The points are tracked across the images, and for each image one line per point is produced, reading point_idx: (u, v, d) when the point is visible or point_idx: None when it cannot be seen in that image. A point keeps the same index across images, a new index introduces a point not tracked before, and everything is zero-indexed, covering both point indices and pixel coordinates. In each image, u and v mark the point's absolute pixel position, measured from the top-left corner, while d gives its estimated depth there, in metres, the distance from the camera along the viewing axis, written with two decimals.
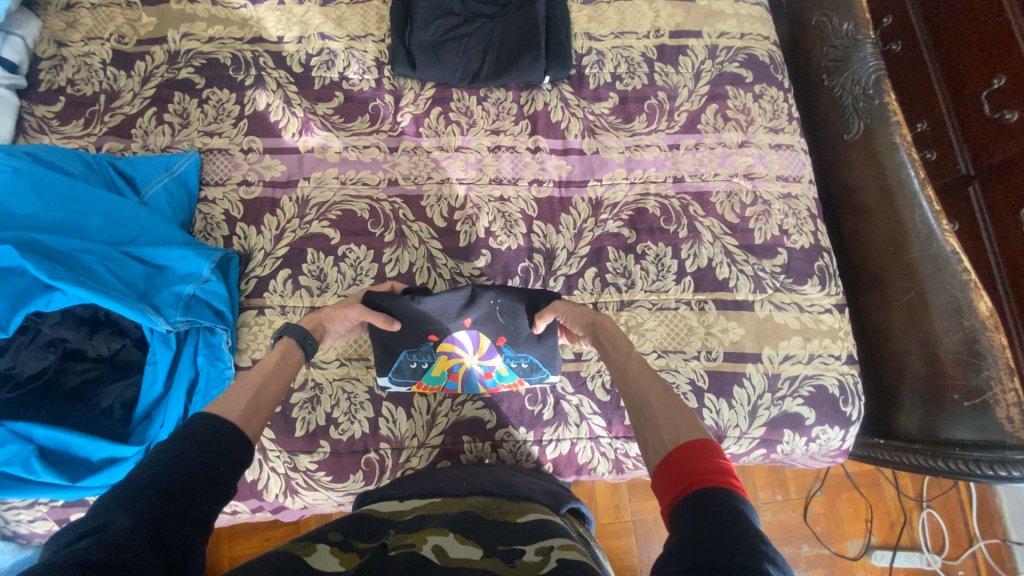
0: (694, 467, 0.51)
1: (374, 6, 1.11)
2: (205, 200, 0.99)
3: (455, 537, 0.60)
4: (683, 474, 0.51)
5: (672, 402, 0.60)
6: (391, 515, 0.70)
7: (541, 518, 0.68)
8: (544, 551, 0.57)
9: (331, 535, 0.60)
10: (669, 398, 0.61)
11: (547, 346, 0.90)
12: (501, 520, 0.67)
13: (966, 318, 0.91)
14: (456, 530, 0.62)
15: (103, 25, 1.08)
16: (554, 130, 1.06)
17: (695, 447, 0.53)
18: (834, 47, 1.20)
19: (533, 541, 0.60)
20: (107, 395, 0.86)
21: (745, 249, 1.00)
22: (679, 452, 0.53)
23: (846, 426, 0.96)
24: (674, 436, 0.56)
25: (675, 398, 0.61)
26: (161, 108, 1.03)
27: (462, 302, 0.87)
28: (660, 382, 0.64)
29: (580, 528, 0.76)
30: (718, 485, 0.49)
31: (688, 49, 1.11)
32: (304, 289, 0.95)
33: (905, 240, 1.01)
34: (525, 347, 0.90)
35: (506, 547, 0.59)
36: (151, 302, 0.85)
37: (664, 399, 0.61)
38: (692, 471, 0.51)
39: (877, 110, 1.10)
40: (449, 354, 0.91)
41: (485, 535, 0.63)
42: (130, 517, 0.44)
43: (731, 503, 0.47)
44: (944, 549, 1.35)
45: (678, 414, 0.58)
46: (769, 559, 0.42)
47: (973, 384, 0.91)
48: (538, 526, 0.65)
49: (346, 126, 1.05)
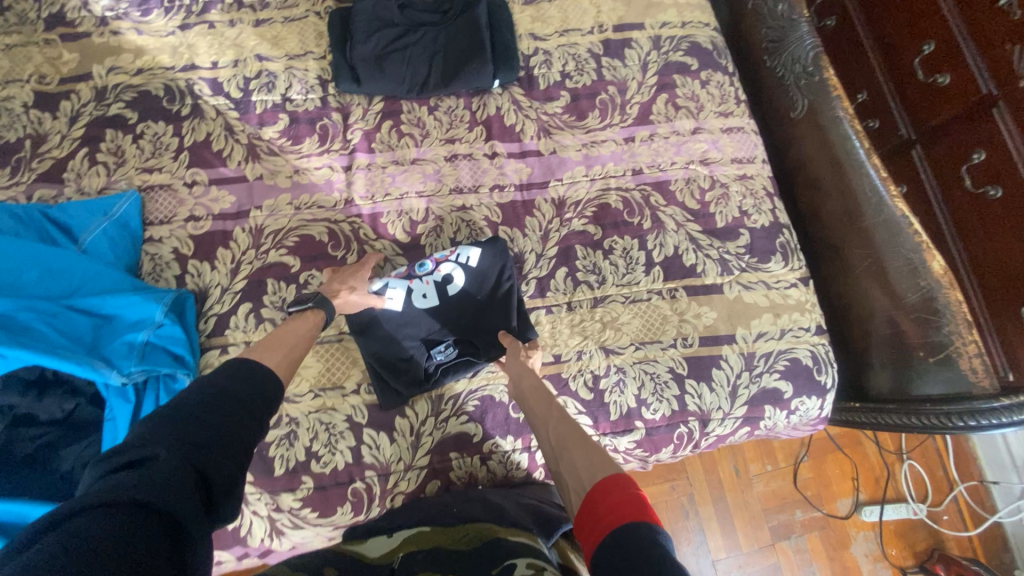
0: (603, 505, 0.58)
1: (311, 23, 1.08)
2: (151, 240, 0.94)
3: None
4: (599, 514, 0.57)
5: (586, 443, 0.70)
6: (382, 557, 0.63)
7: (531, 540, 0.65)
8: (536, 566, 0.56)
9: (325, 570, 0.55)
10: (584, 439, 0.71)
11: (492, 257, 0.94)
12: (490, 539, 0.64)
13: (921, 278, 0.95)
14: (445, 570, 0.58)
15: (20, 66, 1.01)
16: (509, 134, 1.05)
17: (602, 485, 0.60)
18: (771, 28, 1.22)
19: (524, 556, 0.59)
20: (64, 459, 0.80)
21: (708, 233, 1.02)
22: (594, 493, 0.60)
23: (823, 394, 0.98)
24: (589, 476, 0.63)
25: (588, 440, 0.70)
26: (93, 148, 0.97)
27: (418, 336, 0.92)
28: (575, 427, 0.74)
29: (570, 555, 0.74)
30: (626, 518, 0.55)
31: (632, 41, 1.12)
32: (268, 322, 0.91)
33: (858, 209, 1.04)
34: (475, 266, 0.94)
35: (500, 568, 0.56)
36: (101, 354, 0.80)
37: (574, 440, 0.71)
38: (601, 512, 0.57)
39: (818, 87, 1.13)
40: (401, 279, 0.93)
41: (477, 558, 0.60)
42: (171, 453, 0.51)
43: (640, 530, 0.52)
44: (928, 497, 1.40)
45: (589, 452, 0.67)
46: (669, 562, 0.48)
47: (936, 341, 0.94)
48: (527, 547, 0.62)
49: (295, 149, 1.01)
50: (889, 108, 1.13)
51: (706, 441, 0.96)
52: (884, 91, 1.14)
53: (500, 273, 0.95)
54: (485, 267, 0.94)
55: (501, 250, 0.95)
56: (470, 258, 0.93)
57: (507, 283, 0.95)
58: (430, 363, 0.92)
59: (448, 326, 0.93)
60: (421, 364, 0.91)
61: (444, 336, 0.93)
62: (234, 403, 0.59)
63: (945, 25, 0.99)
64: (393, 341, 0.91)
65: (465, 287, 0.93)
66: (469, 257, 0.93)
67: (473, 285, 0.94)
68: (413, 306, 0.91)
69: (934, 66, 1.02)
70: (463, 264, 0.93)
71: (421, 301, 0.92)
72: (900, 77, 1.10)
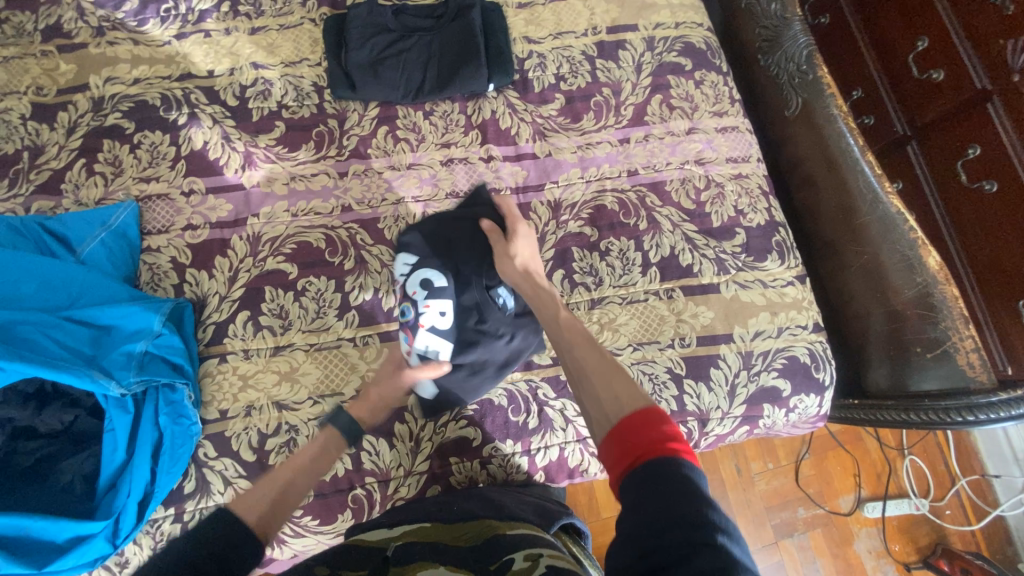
0: (642, 435, 0.54)
1: (306, 30, 1.09)
2: (149, 250, 0.94)
3: (447, 568, 0.56)
4: (636, 442, 0.53)
5: (612, 372, 0.65)
6: (379, 543, 0.66)
7: (531, 532, 0.65)
8: (534, 557, 0.56)
9: (317, 569, 0.55)
10: (610, 368, 0.66)
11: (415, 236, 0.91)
12: (489, 536, 0.64)
13: (918, 274, 0.95)
14: (450, 562, 0.58)
15: (18, 77, 1.02)
16: (504, 137, 1.06)
17: (643, 417, 0.55)
18: (764, 28, 1.23)
19: (521, 548, 0.59)
20: (66, 470, 0.81)
21: (704, 233, 1.02)
22: (631, 422, 0.56)
23: (821, 392, 0.98)
24: (618, 407, 0.59)
25: (614, 367, 0.66)
26: (91, 158, 0.98)
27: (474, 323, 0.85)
28: (603, 356, 0.69)
29: (572, 546, 0.73)
30: (668, 452, 0.51)
31: (626, 42, 1.12)
32: (266, 330, 0.92)
33: (853, 206, 1.04)
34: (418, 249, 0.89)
35: (497, 562, 0.57)
36: (101, 365, 0.80)
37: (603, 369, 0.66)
38: (639, 442, 0.53)
39: (813, 85, 1.13)
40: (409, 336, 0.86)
41: (474, 554, 0.60)
42: None
43: (683, 469, 0.49)
44: (929, 492, 1.40)
45: (617, 382, 0.63)
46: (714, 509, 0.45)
47: (932, 337, 0.95)
48: (526, 539, 0.62)
49: (291, 156, 1.01)
50: (884, 105, 1.13)
51: (705, 441, 0.97)
52: (878, 88, 1.14)
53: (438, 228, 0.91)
54: (424, 244, 0.89)
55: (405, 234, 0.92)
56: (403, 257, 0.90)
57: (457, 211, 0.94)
58: (510, 309, 0.87)
59: (479, 286, 0.86)
60: (505, 320, 0.87)
61: (488, 294, 0.86)
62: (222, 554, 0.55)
63: (939, 22, 1.00)
64: (482, 350, 0.85)
65: (436, 262, 0.86)
66: (406, 263, 0.88)
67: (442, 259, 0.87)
68: (445, 331, 0.83)
69: (929, 62, 1.03)
70: (411, 269, 0.88)
71: (449, 319, 0.84)
72: (894, 74, 1.10)
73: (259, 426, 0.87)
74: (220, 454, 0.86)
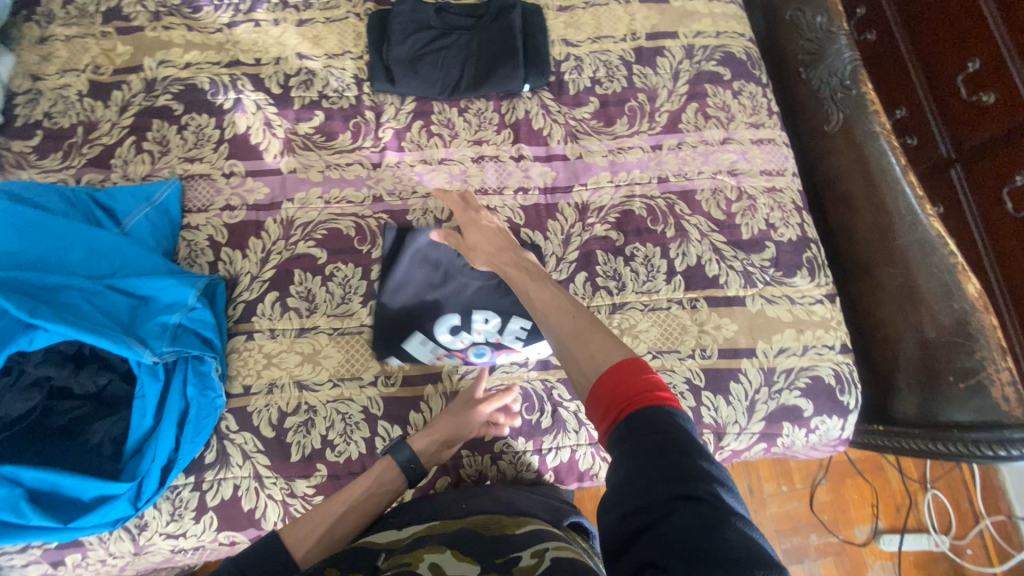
0: (621, 391, 0.54)
1: (351, 24, 1.12)
2: (188, 227, 0.98)
3: (453, 554, 0.58)
4: (616, 399, 0.54)
5: (586, 329, 0.63)
6: (390, 544, 0.67)
7: (540, 528, 0.66)
8: (539, 554, 0.56)
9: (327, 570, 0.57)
10: (584, 325, 0.64)
11: (396, 322, 0.94)
12: (498, 533, 0.65)
13: (956, 301, 0.94)
14: (453, 548, 0.60)
15: (78, 56, 1.07)
16: (536, 138, 1.07)
17: (621, 371, 0.55)
18: (808, 40, 1.21)
19: (529, 545, 0.59)
20: (96, 432, 0.85)
21: (732, 245, 1.01)
22: (609, 377, 0.55)
23: (844, 415, 0.95)
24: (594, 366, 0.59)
25: (587, 322, 0.64)
26: (141, 136, 1.02)
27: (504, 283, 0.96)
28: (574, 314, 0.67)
29: (581, 540, 0.74)
30: (648, 404, 0.51)
31: (665, 49, 1.12)
32: (293, 311, 0.94)
33: (891, 227, 1.02)
34: (419, 322, 0.94)
35: (504, 558, 0.57)
36: (137, 333, 0.83)
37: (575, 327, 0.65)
38: (620, 399, 0.53)
39: (854, 101, 1.12)
40: (500, 348, 0.94)
41: (481, 545, 0.61)
42: None
43: (664, 419, 0.50)
44: (951, 530, 1.35)
45: (593, 341, 0.61)
46: (698, 454, 0.47)
47: (967, 365, 0.92)
48: (534, 535, 0.63)
49: (328, 145, 1.04)
50: (928, 126, 1.10)
51: (719, 455, 0.95)
52: (923, 108, 1.11)
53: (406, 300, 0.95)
54: (404, 324, 0.94)
55: (378, 350, 0.92)
56: (415, 342, 0.93)
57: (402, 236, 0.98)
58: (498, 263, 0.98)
59: (474, 278, 0.96)
60: None
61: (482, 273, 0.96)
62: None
63: (992, 44, 0.96)
64: None
65: (437, 317, 0.95)
66: (424, 341, 0.93)
67: (425, 310, 0.95)
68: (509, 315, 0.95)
69: (979, 84, 0.99)
70: (434, 340, 0.93)
71: (493, 313, 0.95)
72: (941, 95, 1.07)
73: (280, 404, 0.90)
74: (241, 428, 0.88)
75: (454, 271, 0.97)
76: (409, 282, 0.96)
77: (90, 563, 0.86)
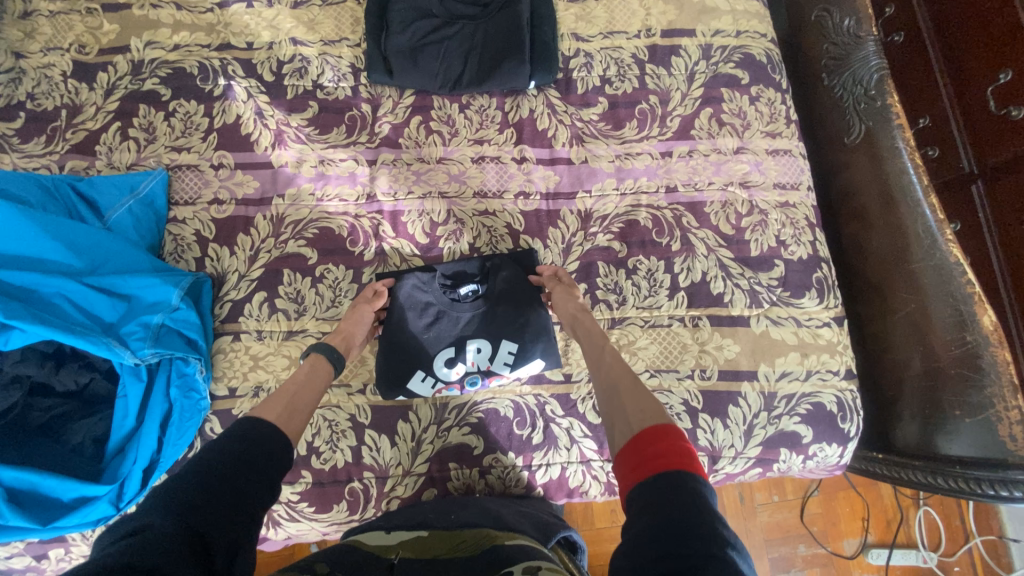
0: (653, 448, 0.53)
1: (349, 8, 1.05)
2: (175, 220, 0.95)
3: None
4: (646, 455, 0.53)
5: (638, 389, 0.64)
6: (379, 548, 0.65)
7: (530, 545, 0.63)
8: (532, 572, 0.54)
9: (317, 566, 0.54)
10: (637, 385, 0.65)
11: (393, 362, 0.89)
12: (488, 546, 0.63)
13: (968, 332, 0.88)
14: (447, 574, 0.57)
15: (62, 33, 1.02)
16: (540, 139, 1.01)
17: (654, 430, 0.55)
18: (834, 45, 1.13)
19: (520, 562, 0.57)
20: (77, 431, 0.83)
21: (740, 261, 0.97)
22: (642, 434, 0.56)
23: (845, 443, 0.92)
24: (640, 420, 0.58)
25: (639, 385, 0.65)
26: (126, 122, 0.98)
27: (489, 307, 0.91)
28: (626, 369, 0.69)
29: (569, 562, 0.72)
30: (678, 465, 0.50)
31: (680, 49, 1.05)
32: (281, 313, 0.91)
33: (906, 250, 0.97)
34: (415, 359, 0.89)
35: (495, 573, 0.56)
36: (118, 333, 0.81)
37: (625, 382, 0.66)
38: (652, 453, 0.53)
39: (879, 112, 1.04)
40: (495, 377, 0.90)
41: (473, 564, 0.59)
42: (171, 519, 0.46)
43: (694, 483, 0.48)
44: (940, 546, 1.33)
45: (644, 400, 0.62)
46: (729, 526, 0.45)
47: (974, 402, 0.88)
48: (524, 552, 0.60)
49: (322, 139, 0.99)
50: (954, 138, 1.04)
51: (713, 478, 0.93)
52: (949, 119, 1.05)
53: (399, 340, 0.89)
54: (401, 366, 0.89)
55: (383, 388, 0.88)
56: (414, 383, 0.88)
57: (385, 265, 0.95)
58: (479, 290, 0.92)
59: (458, 308, 0.91)
60: (492, 292, 0.92)
61: (465, 302, 0.91)
62: (242, 462, 0.54)
63: None
64: (512, 320, 0.90)
65: (431, 353, 0.89)
66: (423, 378, 0.88)
67: (419, 344, 0.89)
68: (499, 342, 0.89)
69: (1009, 97, 0.93)
70: (433, 376, 0.88)
71: (485, 340, 0.90)
72: (969, 105, 1.00)
73: None
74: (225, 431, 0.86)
75: (438, 303, 0.91)
76: (400, 315, 0.90)
77: (74, 558, 0.85)
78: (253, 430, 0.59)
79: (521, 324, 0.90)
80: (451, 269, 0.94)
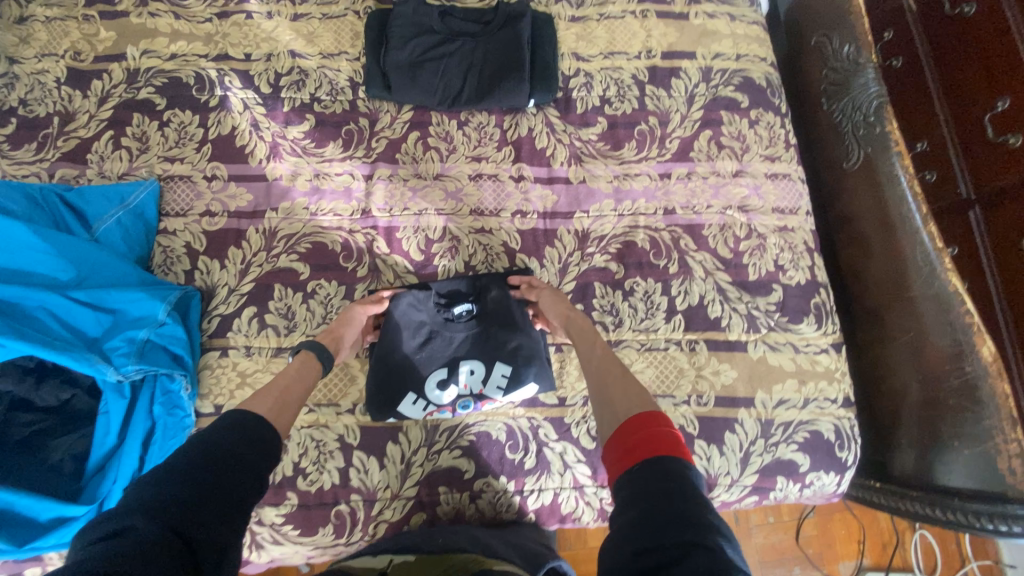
0: (640, 436, 0.55)
1: (349, 22, 1.05)
2: (165, 232, 0.93)
3: None
4: (632, 443, 0.55)
5: (630, 382, 0.66)
6: None
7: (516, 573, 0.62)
8: None
9: None
10: (627, 380, 0.66)
11: (383, 383, 0.86)
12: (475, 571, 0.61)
13: (967, 363, 0.86)
14: None
15: (57, 40, 1.00)
16: (539, 157, 1.01)
17: (640, 419, 0.57)
18: (834, 70, 1.14)
19: None
20: (55, 449, 0.80)
21: (738, 285, 0.96)
22: (630, 423, 0.57)
23: (842, 471, 0.91)
24: (629, 411, 0.60)
25: (631, 378, 0.67)
26: (119, 131, 0.96)
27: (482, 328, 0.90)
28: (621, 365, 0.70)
29: None
30: (663, 453, 0.52)
31: (680, 71, 1.05)
32: (270, 328, 0.89)
33: (905, 278, 0.96)
34: (406, 380, 0.87)
35: None
36: (100, 350, 0.79)
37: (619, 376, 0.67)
38: (638, 440, 0.54)
39: (878, 139, 1.03)
40: (487, 401, 0.87)
41: None
42: (152, 525, 0.45)
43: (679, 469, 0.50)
44: (936, 570, 1.31)
45: (636, 394, 0.63)
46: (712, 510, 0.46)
47: (971, 433, 0.87)
48: None
49: (318, 152, 0.98)
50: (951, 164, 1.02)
51: None
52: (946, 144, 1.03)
53: (390, 360, 0.87)
54: (391, 387, 0.86)
55: (372, 410, 0.86)
56: (404, 405, 0.86)
57: (378, 282, 0.93)
58: (473, 310, 0.91)
59: (451, 328, 0.89)
60: (486, 312, 0.91)
61: (458, 322, 0.90)
62: (232, 453, 0.53)
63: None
64: (506, 342, 0.89)
65: (422, 374, 0.87)
66: (414, 400, 0.86)
67: (410, 365, 0.87)
68: (491, 364, 0.88)
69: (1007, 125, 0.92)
70: (424, 398, 0.86)
71: (478, 361, 0.88)
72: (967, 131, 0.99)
73: None
74: None
75: (431, 322, 0.90)
76: (392, 333, 0.88)
77: None
78: (247, 419, 0.58)
79: (515, 346, 0.89)
80: (446, 287, 0.92)
